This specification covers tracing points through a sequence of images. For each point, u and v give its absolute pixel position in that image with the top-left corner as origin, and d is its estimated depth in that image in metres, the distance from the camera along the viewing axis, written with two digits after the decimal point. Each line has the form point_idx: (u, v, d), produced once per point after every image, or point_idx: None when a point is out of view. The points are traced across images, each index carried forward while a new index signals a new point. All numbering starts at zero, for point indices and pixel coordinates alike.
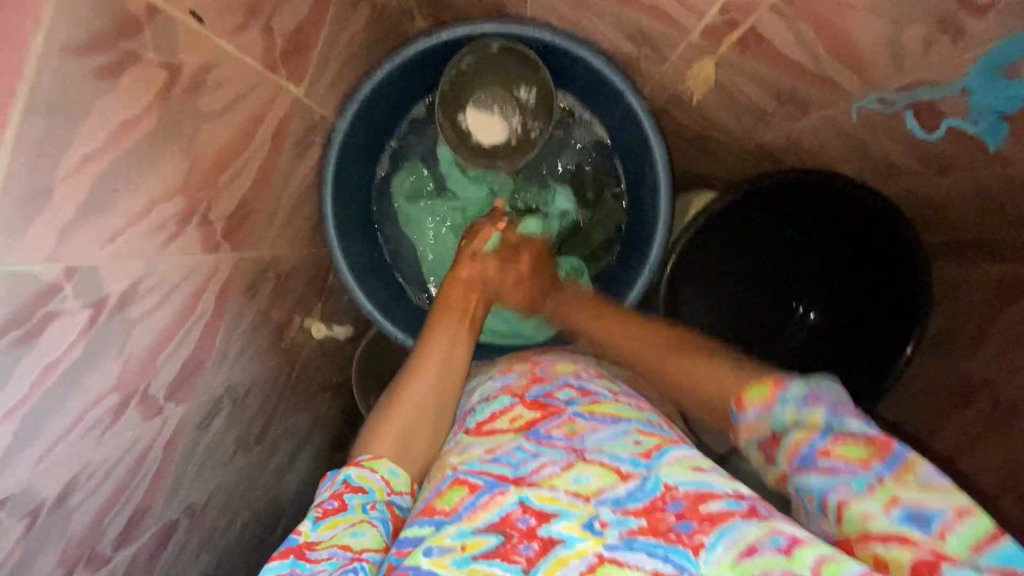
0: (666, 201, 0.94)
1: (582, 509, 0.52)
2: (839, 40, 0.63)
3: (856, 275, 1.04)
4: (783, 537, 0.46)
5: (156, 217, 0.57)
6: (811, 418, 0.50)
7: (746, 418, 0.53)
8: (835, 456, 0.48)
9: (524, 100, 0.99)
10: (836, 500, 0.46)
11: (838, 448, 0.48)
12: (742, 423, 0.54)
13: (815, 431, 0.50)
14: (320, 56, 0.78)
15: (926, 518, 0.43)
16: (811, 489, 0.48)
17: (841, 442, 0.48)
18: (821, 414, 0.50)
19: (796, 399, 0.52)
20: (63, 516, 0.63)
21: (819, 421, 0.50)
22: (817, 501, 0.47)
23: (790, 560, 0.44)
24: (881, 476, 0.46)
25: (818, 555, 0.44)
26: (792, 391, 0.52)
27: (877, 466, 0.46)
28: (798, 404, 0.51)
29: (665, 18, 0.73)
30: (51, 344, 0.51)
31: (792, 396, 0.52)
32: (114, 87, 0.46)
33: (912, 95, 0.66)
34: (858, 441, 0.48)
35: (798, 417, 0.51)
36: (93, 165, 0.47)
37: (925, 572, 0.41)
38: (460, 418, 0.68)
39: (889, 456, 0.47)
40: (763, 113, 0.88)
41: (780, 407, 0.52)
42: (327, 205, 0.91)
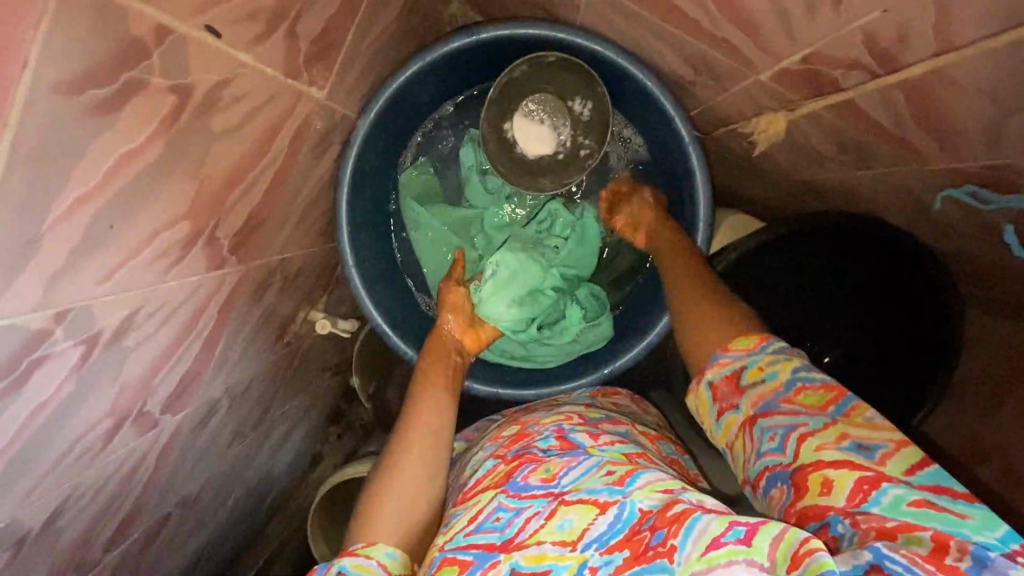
0: (703, 234, 0.87)
1: (572, 559, 0.49)
2: (932, 112, 0.56)
3: (880, 315, 1.00)
4: (742, 527, 0.44)
5: (158, 245, 0.52)
6: (782, 368, 0.53)
7: (723, 359, 0.56)
8: (797, 403, 0.50)
9: (577, 113, 0.92)
10: (796, 437, 0.48)
11: (800, 396, 0.50)
12: (718, 362, 0.57)
13: (781, 383, 0.52)
14: (347, 55, 0.71)
15: (871, 448, 0.45)
16: (774, 429, 0.50)
17: (803, 390, 0.51)
18: (792, 364, 0.53)
19: (772, 352, 0.54)
20: (53, 536, 0.61)
21: (789, 370, 0.52)
22: (778, 438, 0.49)
23: (753, 551, 0.42)
24: (835, 417, 0.48)
25: (772, 539, 0.43)
26: (768, 345, 0.55)
27: (833, 408, 0.49)
28: (773, 353, 0.54)
29: (736, 54, 0.65)
30: (38, 387, 0.47)
31: (772, 348, 0.55)
32: (114, 121, 0.40)
33: (1012, 203, 0.62)
34: (817, 387, 0.51)
35: (770, 365, 0.53)
36: (90, 206, 0.41)
37: (866, 487, 0.43)
38: (454, 491, 0.65)
39: (841, 401, 0.49)
40: (820, 157, 0.81)
41: (757, 356, 0.55)
42: (343, 210, 0.85)
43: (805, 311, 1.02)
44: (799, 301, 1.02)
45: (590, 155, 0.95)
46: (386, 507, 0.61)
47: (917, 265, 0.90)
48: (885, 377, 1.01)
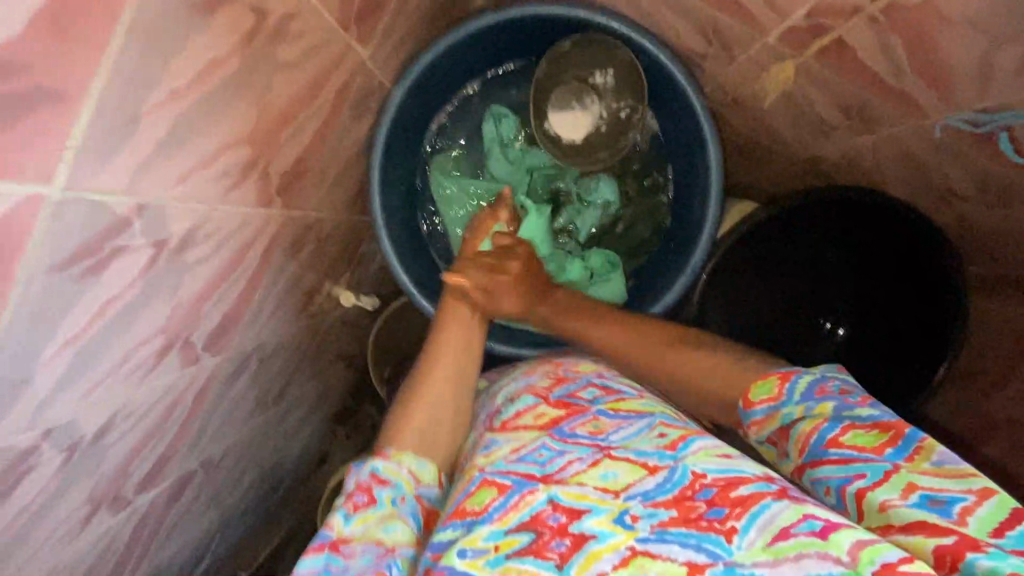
0: (716, 201, 0.92)
1: (612, 504, 0.50)
2: (925, 52, 0.62)
3: (892, 291, 1.02)
4: (817, 521, 0.45)
5: (222, 163, 0.57)
6: (818, 409, 0.53)
7: (755, 416, 0.57)
8: (847, 445, 0.49)
9: (601, 85, 0.97)
10: (853, 490, 0.47)
11: (848, 435, 0.50)
12: (753, 420, 0.57)
13: (824, 420, 0.51)
14: (389, 19, 0.77)
15: (946, 501, 0.43)
16: (828, 482, 0.49)
17: (851, 429, 0.50)
18: (829, 406, 0.53)
19: (801, 391, 0.55)
20: (99, 452, 0.63)
21: (828, 411, 0.52)
22: (834, 492, 0.49)
23: (827, 544, 0.43)
24: (895, 462, 0.47)
25: (856, 539, 0.43)
26: (796, 386, 0.55)
27: (889, 452, 0.47)
28: (804, 400, 0.54)
29: (746, 15, 0.71)
30: (112, 280, 0.50)
31: (798, 389, 0.55)
32: (206, 23, 0.45)
33: (1002, 117, 0.65)
34: (869, 427, 0.50)
35: (807, 411, 0.53)
36: (177, 101, 0.46)
37: (949, 557, 0.41)
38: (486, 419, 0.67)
39: (902, 442, 0.48)
40: (823, 125, 0.87)
41: (789, 403, 0.55)
42: (376, 175, 0.91)
43: (812, 284, 1.08)
44: (812, 275, 1.07)
45: (633, 114, 0.98)
46: (414, 423, 0.67)
47: (928, 247, 0.93)
48: (898, 355, 1.02)
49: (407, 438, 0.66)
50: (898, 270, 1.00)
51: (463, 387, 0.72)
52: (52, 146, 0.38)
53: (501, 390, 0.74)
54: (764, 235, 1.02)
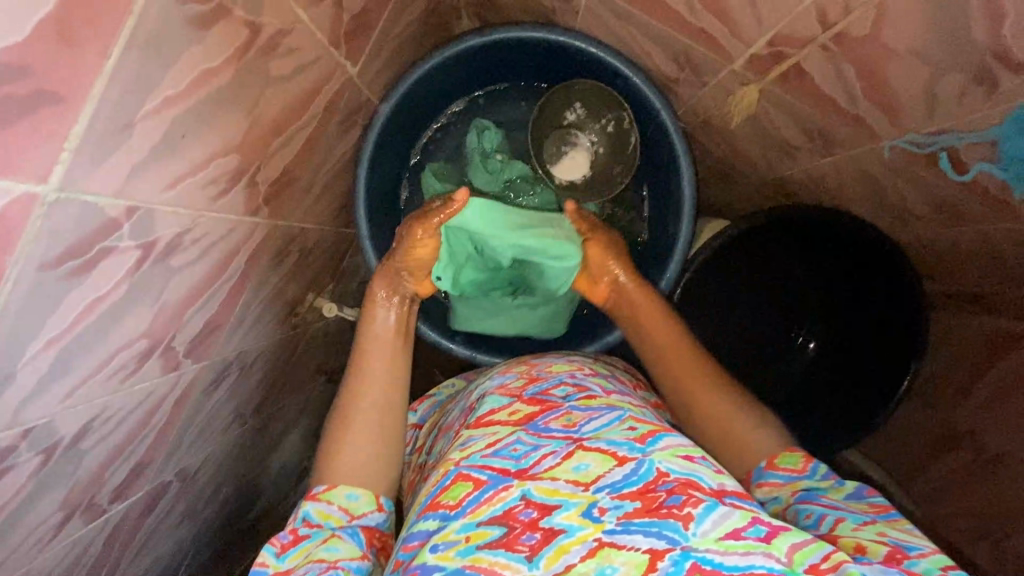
0: (687, 218, 0.96)
1: (581, 497, 0.52)
2: (877, 81, 0.67)
3: (855, 299, 1.07)
4: (763, 527, 0.48)
5: (212, 170, 0.59)
6: (832, 486, 0.61)
7: (774, 475, 0.64)
8: (842, 505, 0.58)
9: (577, 120, 1.05)
10: (832, 517, 0.56)
11: (846, 503, 0.58)
12: (769, 480, 0.64)
13: (832, 493, 0.60)
14: (377, 39, 0.81)
15: (910, 544, 0.51)
16: (812, 510, 0.58)
17: (853, 502, 0.58)
18: (844, 486, 0.60)
19: (823, 473, 0.62)
20: (74, 458, 0.62)
21: (839, 487, 0.60)
22: (814, 516, 0.57)
23: (770, 547, 0.47)
24: (875, 518, 0.55)
25: (791, 543, 0.48)
26: (819, 466, 0.63)
27: (875, 516, 0.56)
28: (825, 475, 0.62)
29: (713, 43, 0.76)
30: (100, 279, 0.51)
31: (821, 469, 0.63)
32: (202, 36, 0.48)
33: (942, 140, 0.69)
34: (868, 505, 0.58)
35: (821, 483, 0.62)
36: (170, 109, 0.48)
37: (897, 555, 0.50)
38: (463, 415, 0.70)
39: (887, 515, 0.56)
40: (787, 147, 0.92)
41: (812, 476, 0.62)
42: (361, 187, 0.93)
43: (782, 300, 1.13)
44: (776, 292, 1.12)
45: (619, 125, 1.03)
46: (350, 448, 0.67)
47: (886, 264, 0.97)
48: (853, 362, 1.09)
49: (343, 468, 0.66)
50: (857, 277, 1.05)
51: (396, 391, 0.73)
52: (51, 148, 0.40)
53: (476, 387, 0.77)
54: (739, 249, 1.07)
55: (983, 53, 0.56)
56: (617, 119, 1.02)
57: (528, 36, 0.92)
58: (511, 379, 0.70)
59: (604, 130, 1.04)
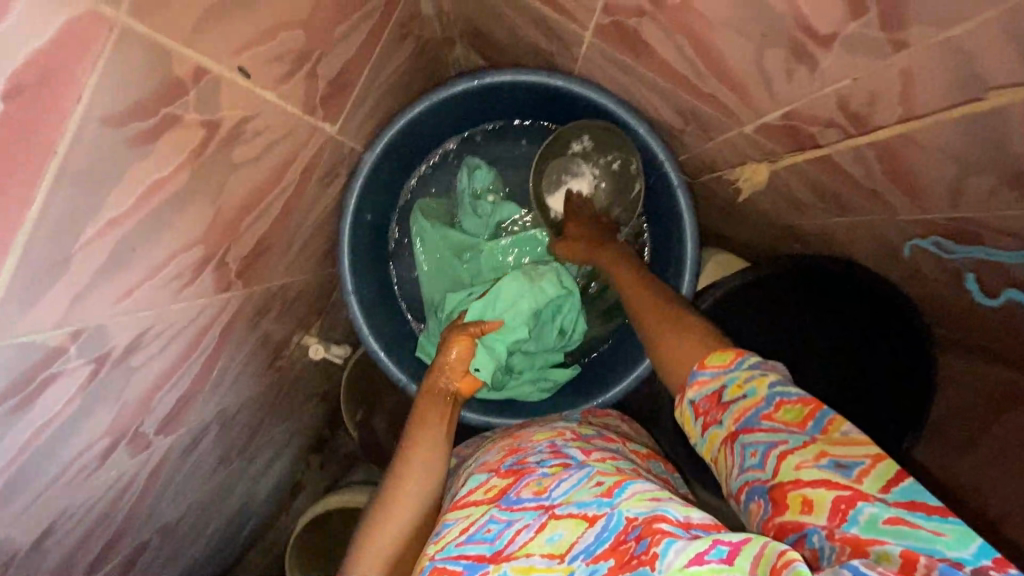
0: (690, 271, 0.91)
1: (558, 571, 0.50)
2: (898, 167, 0.61)
3: (863, 347, 1.01)
4: (725, 547, 0.44)
5: (173, 267, 0.54)
6: (759, 383, 0.49)
7: (702, 377, 0.53)
8: (776, 419, 0.47)
9: (581, 151, 0.97)
10: (775, 454, 0.45)
11: (780, 411, 0.47)
12: (698, 381, 0.53)
13: (759, 397, 0.48)
14: (359, 92, 0.75)
15: (848, 464, 0.43)
16: (754, 447, 0.47)
17: (782, 406, 0.47)
18: (769, 380, 0.49)
19: (747, 370, 0.50)
20: (36, 558, 0.59)
21: (767, 384, 0.49)
22: (759, 454, 0.46)
23: (736, 570, 0.42)
24: (813, 434, 0.45)
25: (756, 555, 0.42)
26: (746, 359, 0.51)
27: (810, 425, 0.46)
28: (751, 367, 0.51)
29: (722, 107, 0.70)
30: (47, 404, 0.47)
31: (745, 365, 0.51)
32: (148, 151, 0.43)
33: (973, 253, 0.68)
34: (796, 402, 0.47)
35: (748, 378, 0.50)
36: (116, 230, 0.44)
37: (842, 507, 0.41)
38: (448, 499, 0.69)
39: (819, 416, 0.46)
40: (798, 202, 0.87)
41: (736, 372, 0.51)
42: (345, 239, 0.88)
43: (785, 350, 1.03)
44: (777, 339, 1.03)
45: (626, 163, 0.94)
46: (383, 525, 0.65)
47: (898, 309, 0.93)
48: (864, 414, 1.01)
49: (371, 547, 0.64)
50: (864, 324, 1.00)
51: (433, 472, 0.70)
52: None
53: (463, 469, 0.75)
54: (756, 289, 1.03)
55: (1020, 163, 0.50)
56: (625, 157, 0.94)
57: (523, 79, 0.86)
58: (492, 455, 0.71)
59: (610, 165, 0.96)
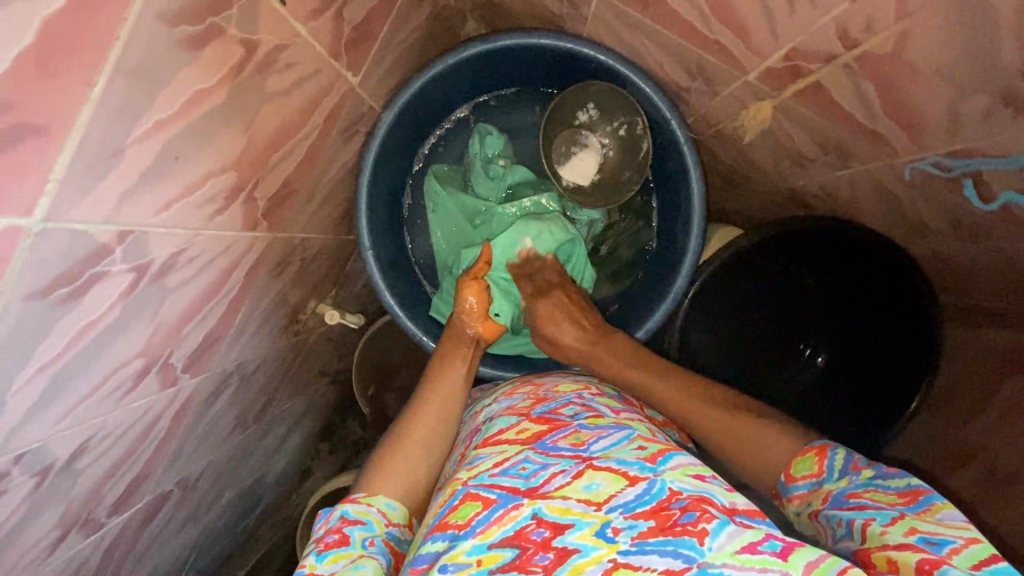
0: (698, 229, 0.94)
1: (595, 517, 0.51)
2: (896, 99, 0.64)
3: (871, 314, 1.05)
4: (779, 542, 0.46)
5: (208, 189, 0.57)
6: (851, 476, 0.55)
7: (798, 489, 0.59)
8: (867, 499, 0.52)
9: (588, 121, 1.01)
10: (861, 524, 0.50)
11: (869, 493, 0.53)
12: (795, 493, 0.59)
13: (852, 484, 0.55)
14: (379, 47, 0.78)
15: (938, 541, 0.45)
16: (839, 517, 0.52)
17: (875, 490, 0.53)
18: (863, 473, 0.55)
19: (840, 467, 0.57)
20: (71, 477, 0.62)
21: (864, 479, 0.55)
22: (845, 523, 0.52)
23: (787, 564, 0.44)
24: (903, 511, 0.49)
25: (809, 561, 0.45)
26: (835, 459, 0.58)
27: (903, 505, 0.50)
28: (843, 470, 0.57)
29: (726, 56, 0.73)
30: (93, 303, 0.50)
31: (836, 460, 0.58)
32: (195, 57, 0.46)
33: (969, 164, 0.66)
34: (895, 493, 0.52)
35: (847, 480, 0.56)
36: (163, 132, 0.47)
37: (928, 566, 0.43)
38: (466, 437, 0.70)
39: (916, 502, 0.49)
40: (801, 157, 0.89)
41: (830, 477, 0.57)
42: (363, 197, 0.92)
43: (793, 312, 1.11)
44: (785, 302, 1.10)
45: (631, 128, 0.98)
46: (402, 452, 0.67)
47: (902, 271, 0.94)
48: (870, 376, 1.06)
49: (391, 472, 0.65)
50: (870, 288, 1.02)
51: (448, 414, 0.73)
52: (34, 181, 0.38)
53: (482, 409, 0.75)
54: (763, 254, 1.04)
55: (1012, 76, 0.53)
56: (630, 122, 0.97)
57: (533, 43, 0.89)
58: (519, 401, 0.70)
59: (616, 131, 1.00)
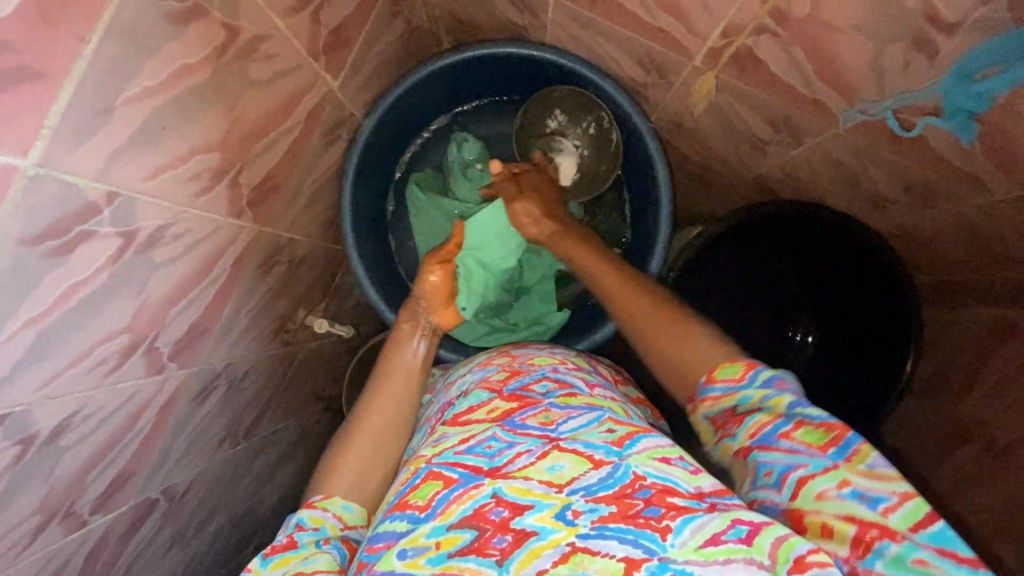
0: (666, 218, 0.98)
1: (556, 498, 0.48)
2: (826, 61, 0.70)
3: (845, 293, 1.06)
4: (744, 527, 0.44)
5: (194, 165, 0.62)
6: (776, 403, 0.51)
7: (712, 392, 0.55)
8: (796, 440, 0.49)
9: (559, 127, 1.07)
10: (795, 478, 0.47)
11: (799, 432, 0.49)
12: (707, 396, 0.55)
13: (778, 416, 0.50)
14: (357, 55, 0.86)
15: (874, 498, 0.45)
16: (772, 466, 0.49)
17: (803, 425, 0.49)
18: (786, 399, 0.51)
19: (762, 382, 0.53)
20: (53, 454, 0.62)
21: (783, 405, 0.51)
22: (776, 475, 0.48)
23: (752, 550, 0.43)
24: (835, 461, 0.47)
25: (774, 539, 0.44)
26: (759, 374, 0.53)
27: (832, 451, 0.47)
28: (764, 387, 0.52)
29: (672, 42, 0.80)
30: (80, 264, 0.53)
31: (761, 376, 0.53)
32: (180, 32, 0.52)
33: (889, 103, 0.71)
34: (818, 425, 0.49)
35: (765, 400, 0.52)
36: (150, 99, 0.52)
37: (866, 540, 0.44)
38: (439, 411, 0.66)
39: (843, 442, 0.47)
40: (757, 142, 0.93)
41: (748, 388, 0.53)
42: (346, 198, 0.96)
43: (772, 298, 1.12)
44: (761, 291, 1.11)
45: (600, 125, 1.04)
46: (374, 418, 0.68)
47: (868, 248, 0.96)
48: (852, 359, 1.07)
49: (368, 438, 0.67)
50: (842, 266, 1.04)
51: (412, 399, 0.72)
52: (30, 123, 0.43)
53: (458, 379, 0.73)
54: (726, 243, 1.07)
55: (916, 19, 0.60)
56: (598, 120, 1.04)
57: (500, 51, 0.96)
58: (493, 372, 0.64)
59: (587, 130, 1.06)
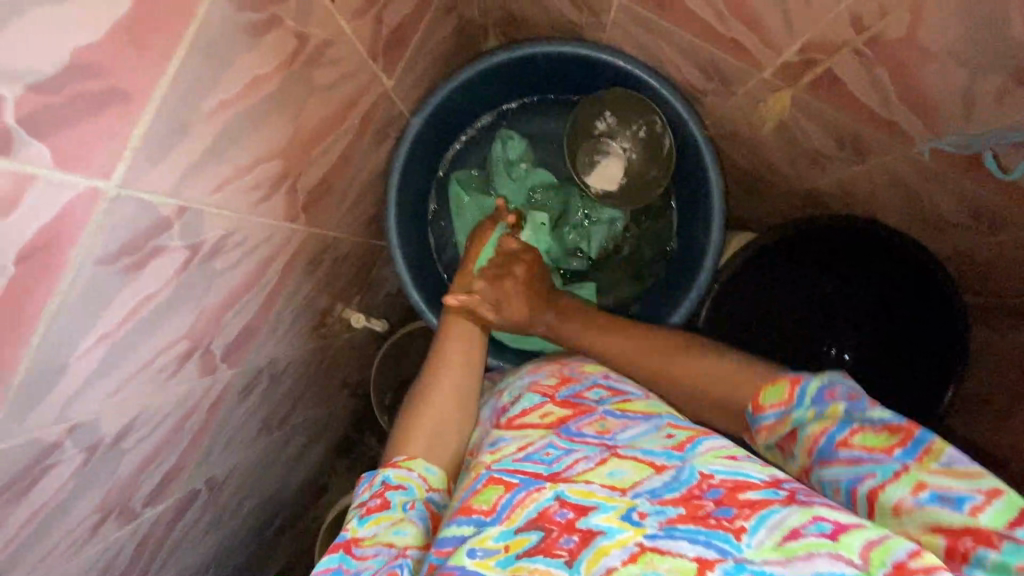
0: (717, 232, 0.96)
1: (620, 501, 0.47)
2: (911, 84, 0.67)
3: (896, 307, 1.00)
4: (826, 523, 0.43)
5: (258, 174, 0.60)
6: (829, 412, 0.53)
7: (766, 420, 0.57)
8: (856, 447, 0.50)
9: (607, 128, 1.03)
10: (865, 491, 0.48)
11: (858, 438, 0.50)
12: (762, 425, 0.58)
13: (833, 424, 0.52)
14: (412, 54, 0.83)
15: (957, 499, 0.43)
16: (839, 482, 0.50)
17: (860, 432, 0.50)
18: (838, 407, 0.52)
19: (812, 396, 0.55)
20: (114, 456, 0.63)
21: (838, 413, 0.52)
22: (845, 492, 0.49)
23: (838, 545, 0.41)
24: (905, 462, 0.47)
25: (866, 540, 0.42)
26: (806, 389, 0.55)
27: (899, 452, 0.48)
28: (815, 403, 0.54)
29: (743, 53, 0.77)
30: (150, 278, 0.52)
31: (809, 392, 0.55)
32: (255, 44, 0.50)
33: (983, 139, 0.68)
34: (878, 429, 0.50)
35: (817, 412, 0.53)
36: (225, 112, 0.51)
37: (960, 551, 0.42)
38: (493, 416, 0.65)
39: (910, 443, 0.48)
40: (818, 157, 0.90)
41: (799, 407, 0.55)
42: (392, 198, 0.95)
43: (813, 307, 1.04)
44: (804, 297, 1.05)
45: (651, 127, 1.00)
46: (426, 413, 0.67)
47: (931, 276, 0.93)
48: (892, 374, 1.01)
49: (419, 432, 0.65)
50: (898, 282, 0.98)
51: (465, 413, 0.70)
52: (114, 143, 0.42)
53: (506, 388, 0.73)
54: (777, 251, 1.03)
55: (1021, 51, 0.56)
56: (650, 123, 1.00)
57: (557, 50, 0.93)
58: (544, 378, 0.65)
59: (637, 133, 1.02)
